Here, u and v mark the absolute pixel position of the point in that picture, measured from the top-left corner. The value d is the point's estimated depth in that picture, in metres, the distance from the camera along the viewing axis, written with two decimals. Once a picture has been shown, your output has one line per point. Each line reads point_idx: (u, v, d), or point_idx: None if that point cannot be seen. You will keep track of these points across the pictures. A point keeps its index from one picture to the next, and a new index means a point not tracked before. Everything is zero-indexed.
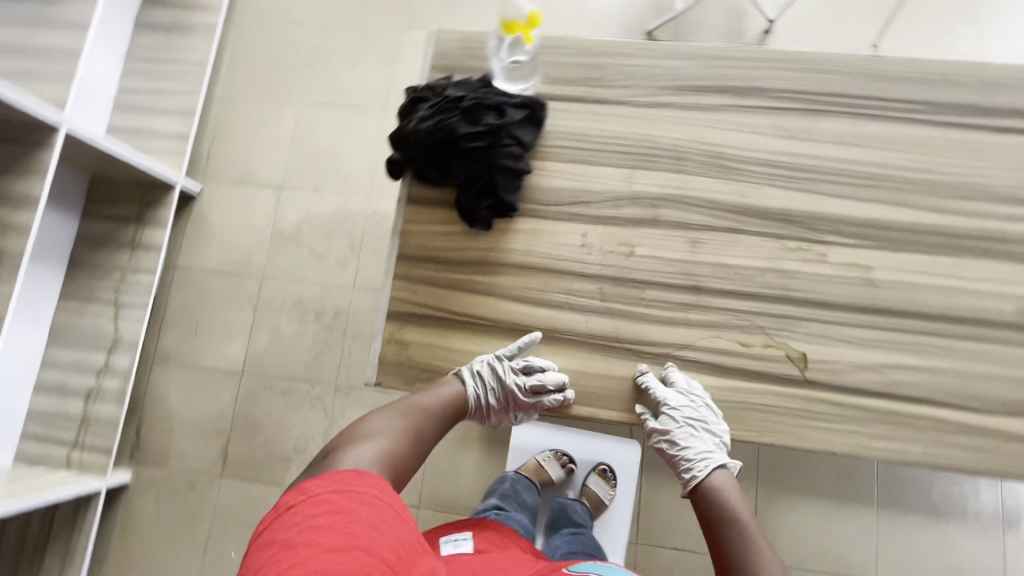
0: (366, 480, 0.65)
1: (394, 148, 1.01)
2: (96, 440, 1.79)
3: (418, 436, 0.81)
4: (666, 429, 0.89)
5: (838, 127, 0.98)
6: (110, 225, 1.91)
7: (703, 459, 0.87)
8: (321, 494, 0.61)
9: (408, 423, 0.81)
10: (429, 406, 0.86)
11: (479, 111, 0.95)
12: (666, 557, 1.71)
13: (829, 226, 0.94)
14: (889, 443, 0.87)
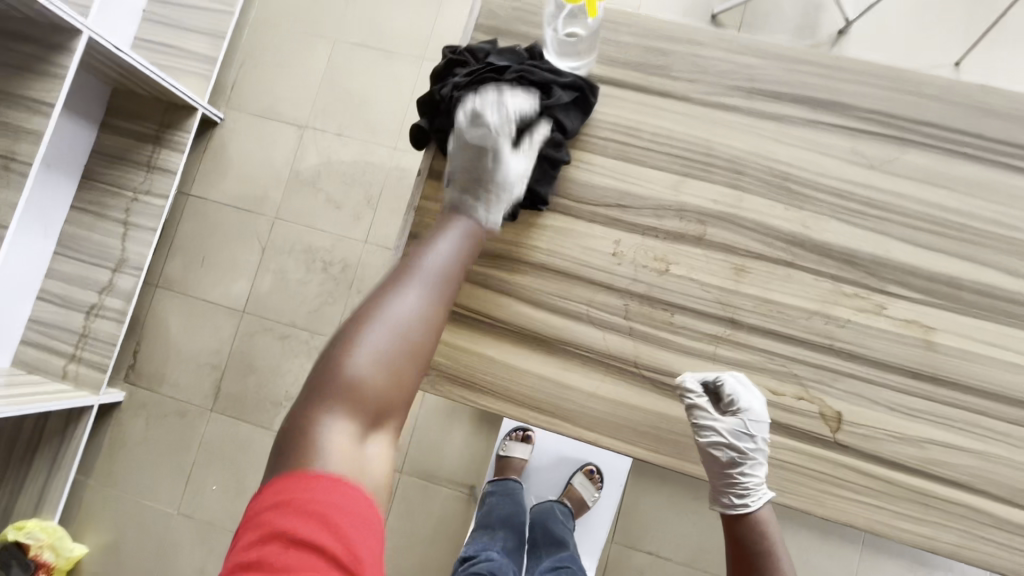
0: (314, 481, 0.55)
1: (422, 114, 0.91)
2: (93, 357, 1.76)
3: (413, 350, 0.65)
4: (740, 443, 0.79)
5: (927, 162, 0.85)
6: (126, 140, 1.83)
7: (760, 488, 0.78)
8: (267, 509, 0.54)
9: (395, 333, 0.64)
10: (422, 301, 0.67)
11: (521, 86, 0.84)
12: (639, 561, 1.67)
13: (894, 275, 0.83)
14: (916, 525, 0.79)
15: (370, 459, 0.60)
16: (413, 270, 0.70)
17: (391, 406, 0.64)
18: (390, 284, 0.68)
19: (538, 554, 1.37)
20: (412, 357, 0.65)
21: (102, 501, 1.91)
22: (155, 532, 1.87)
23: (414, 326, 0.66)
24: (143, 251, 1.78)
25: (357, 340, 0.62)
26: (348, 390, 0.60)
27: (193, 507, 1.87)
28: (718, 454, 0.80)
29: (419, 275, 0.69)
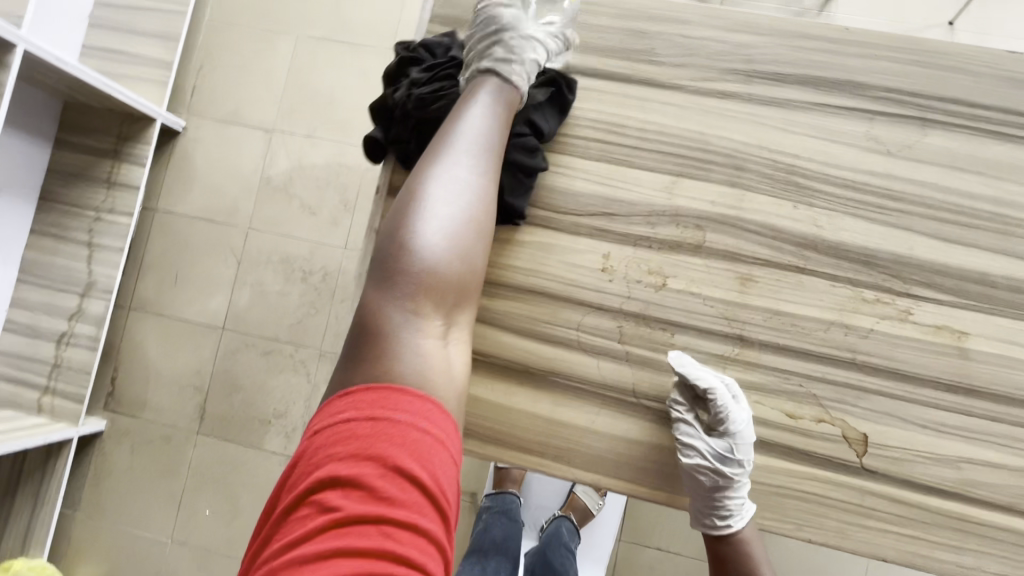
0: (402, 398, 0.50)
1: (376, 121, 0.80)
2: (68, 388, 1.65)
3: (478, 231, 0.62)
4: (724, 467, 0.71)
5: (950, 144, 0.75)
6: (81, 156, 1.69)
7: (742, 508, 0.72)
8: (347, 422, 0.48)
9: (457, 217, 0.60)
10: (481, 178, 0.63)
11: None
12: (650, 557, 1.61)
13: (921, 275, 0.74)
14: (958, 556, 0.70)
15: (446, 348, 0.58)
16: (459, 144, 0.63)
17: (460, 292, 0.61)
18: (442, 158, 0.62)
19: None
20: (477, 243, 0.62)
21: (91, 536, 1.82)
22: (148, 566, 1.78)
23: (476, 205, 0.62)
24: (111, 273, 1.66)
25: (420, 225, 0.59)
26: (419, 278, 0.57)
27: (185, 539, 1.78)
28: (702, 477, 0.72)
29: (476, 151, 0.64)
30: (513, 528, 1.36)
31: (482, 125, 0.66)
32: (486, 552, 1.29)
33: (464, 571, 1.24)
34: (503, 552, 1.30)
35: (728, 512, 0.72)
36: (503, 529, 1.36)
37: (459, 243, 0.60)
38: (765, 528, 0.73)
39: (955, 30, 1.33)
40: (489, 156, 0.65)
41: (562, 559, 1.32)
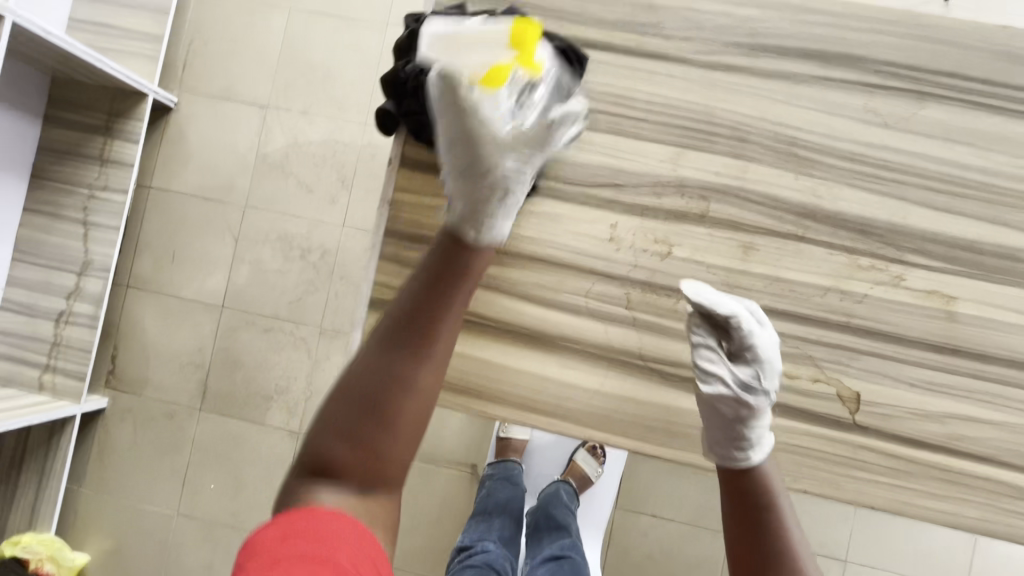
0: (324, 518, 0.58)
1: (387, 93, 0.80)
2: (69, 365, 1.67)
3: (399, 430, 0.60)
4: (749, 394, 0.65)
5: (944, 116, 0.78)
6: (72, 133, 1.67)
7: (762, 442, 0.66)
8: (288, 517, 0.58)
9: (377, 413, 0.59)
10: (408, 374, 0.59)
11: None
12: (643, 523, 1.68)
13: (912, 243, 0.78)
14: (941, 503, 0.76)
15: (369, 512, 0.62)
16: (388, 331, 0.60)
17: (384, 473, 0.62)
18: (369, 349, 0.60)
19: (538, 541, 1.33)
20: (403, 430, 0.60)
21: (98, 509, 1.85)
22: (155, 537, 1.83)
23: (397, 407, 0.59)
24: (108, 251, 1.66)
25: (342, 421, 0.59)
26: (334, 471, 0.60)
27: (190, 510, 1.82)
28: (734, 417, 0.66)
29: (402, 341, 0.59)
30: (516, 491, 1.41)
31: (414, 309, 0.60)
32: (490, 515, 1.34)
33: (471, 533, 1.28)
34: (507, 513, 1.35)
35: (749, 444, 0.65)
36: (506, 491, 1.40)
37: (377, 437, 0.59)
38: None
39: (949, 5, 1.34)
40: (416, 347, 0.60)
41: (565, 517, 1.37)
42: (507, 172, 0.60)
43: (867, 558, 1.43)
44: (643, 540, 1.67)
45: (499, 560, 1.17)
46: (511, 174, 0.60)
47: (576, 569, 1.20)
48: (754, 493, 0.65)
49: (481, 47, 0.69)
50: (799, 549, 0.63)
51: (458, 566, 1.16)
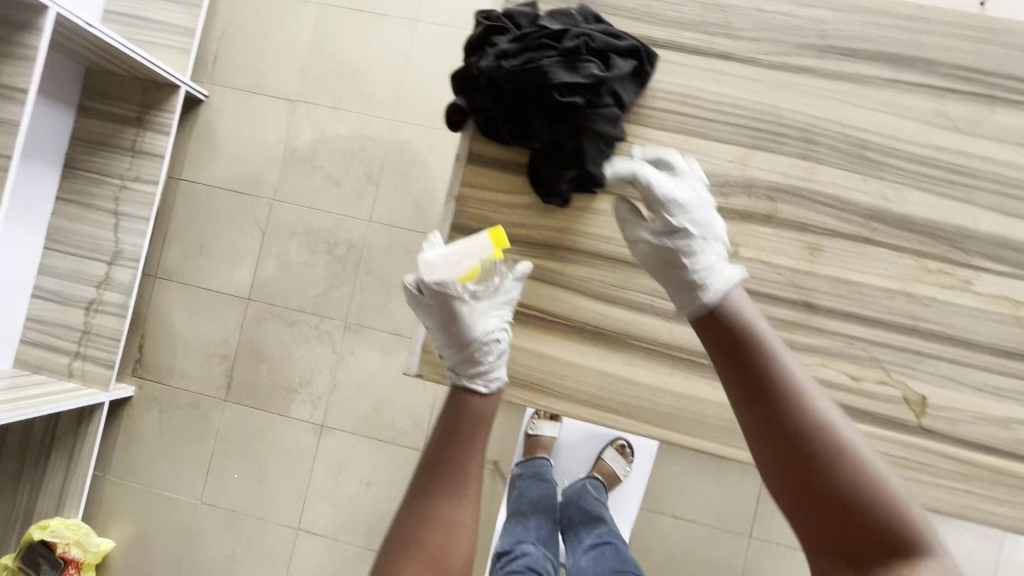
0: None
1: (457, 90, 0.82)
2: (98, 353, 1.69)
3: (441, 555, 0.66)
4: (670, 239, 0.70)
5: (1015, 121, 0.78)
6: (106, 124, 1.69)
7: (705, 270, 0.68)
8: None
9: (415, 545, 0.66)
10: (438, 502, 0.68)
11: (578, 54, 0.75)
12: (666, 524, 1.68)
13: (980, 247, 0.78)
14: (1001, 507, 0.76)
15: None
16: (423, 474, 0.71)
17: None
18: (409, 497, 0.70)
19: (576, 533, 1.34)
20: (443, 560, 0.66)
21: (124, 495, 1.88)
22: (180, 525, 1.85)
23: (437, 529, 0.67)
24: (138, 241, 1.68)
25: (385, 565, 0.66)
26: None
27: (215, 499, 1.84)
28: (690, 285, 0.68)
29: (431, 478, 0.70)
30: (548, 487, 1.41)
31: (436, 450, 0.72)
32: (524, 514, 1.32)
33: (508, 535, 1.27)
34: (541, 511, 1.34)
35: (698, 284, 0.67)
36: (539, 488, 1.40)
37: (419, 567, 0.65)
38: None
39: (991, 7, 1.34)
40: (442, 480, 0.70)
41: (597, 509, 1.38)
42: (492, 334, 0.75)
43: None
44: (664, 540, 1.68)
45: (540, 561, 1.17)
46: (496, 336, 0.76)
47: (620, 555, 1.22)
48: (745, 351, 0.60)
49: (458, 258, 0.78)
50: (815, 401, 0.57)
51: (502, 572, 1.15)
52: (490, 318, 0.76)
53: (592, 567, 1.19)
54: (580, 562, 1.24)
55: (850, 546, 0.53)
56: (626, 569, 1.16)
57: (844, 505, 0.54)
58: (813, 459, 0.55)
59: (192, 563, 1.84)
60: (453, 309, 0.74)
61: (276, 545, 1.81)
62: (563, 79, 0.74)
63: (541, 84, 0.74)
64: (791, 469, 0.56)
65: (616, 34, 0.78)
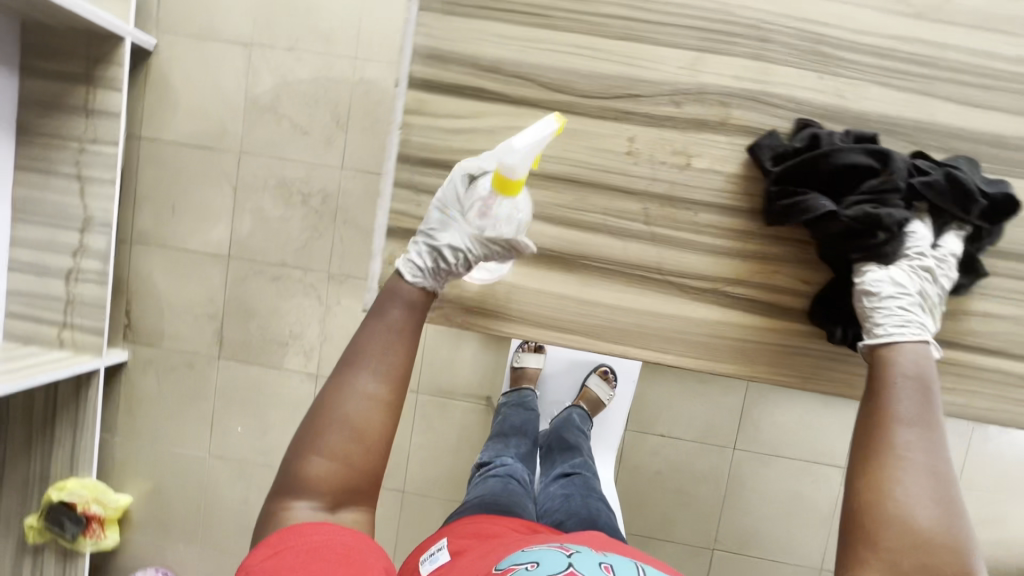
0: (302, 528, 0.62)
1: (778, 152, 0.75)
2: (85, 321, 1.69)
3: (359, 430, 0.68)
4: (886, 284, 0.72)
5: (979, 2, 0.74)
6: (51, 83, 1.58)
7: (895, 323, 0.71)
8: (280, 530, 0.63)
9: (329, 422, 0.67)
10: (354, 384, 0.69)
11: (896, 200, 0.71)
12: (655, 444, 1.74)
13: (938, 141, 0.76)
14: (953, 398, 0.79)
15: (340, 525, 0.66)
16: (347, 356, 0.71)
17: (359, 478, 0.68)
18: (336, 379, 0.70)
19: (552, 460, 1.38)
20: (358, 433, 0.67)
21: (133, 455, 1.94)
22: (192, 478, 1.93)
23: (360, 408, 0.68)
24: (107, 206, 1.63)
25: (306, 440, 0.67)
26: (307, 485, 0.66)
27: (222, 451, 1.91)
28: (886, 363, 0.70)
29: (351, 356, 0.71)
30: (529, 416, 1.46)
31: (361, 338, 0.71)
32: (507, 435, 1.37)
33: (489, 450, 1.32)
34: (522, 435, 1.39)
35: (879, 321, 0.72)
36: (521, 416, 1.45)
37: (339, 444, 0.66)
38: (776, 382, 0.82)
39: None
40: (360, 360, 0.70)
41: (576, 439, 1.43)
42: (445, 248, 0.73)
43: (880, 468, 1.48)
44: (655, 459, 1.75)
45: (517, 471, 1.22)
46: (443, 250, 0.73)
47: (587, 483, 1.24)
48: (883, 408, 0.67)
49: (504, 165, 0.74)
50: (922, 475, 0.62)
51: (480, 478, 1.20)
52: (451, 236, 0.74)
53: (560, 491, 1.21)
54: (550, 488, 1.25)
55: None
56: (593, 493, 1.19)
57: (912, 560, 0.59)
58: (896, 504, 0.61)
59: (208, 510, 1.94)
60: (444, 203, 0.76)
61: None
62: (883, 224, 0.71)
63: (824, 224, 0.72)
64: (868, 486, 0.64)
65: (939, 171, 0.72)
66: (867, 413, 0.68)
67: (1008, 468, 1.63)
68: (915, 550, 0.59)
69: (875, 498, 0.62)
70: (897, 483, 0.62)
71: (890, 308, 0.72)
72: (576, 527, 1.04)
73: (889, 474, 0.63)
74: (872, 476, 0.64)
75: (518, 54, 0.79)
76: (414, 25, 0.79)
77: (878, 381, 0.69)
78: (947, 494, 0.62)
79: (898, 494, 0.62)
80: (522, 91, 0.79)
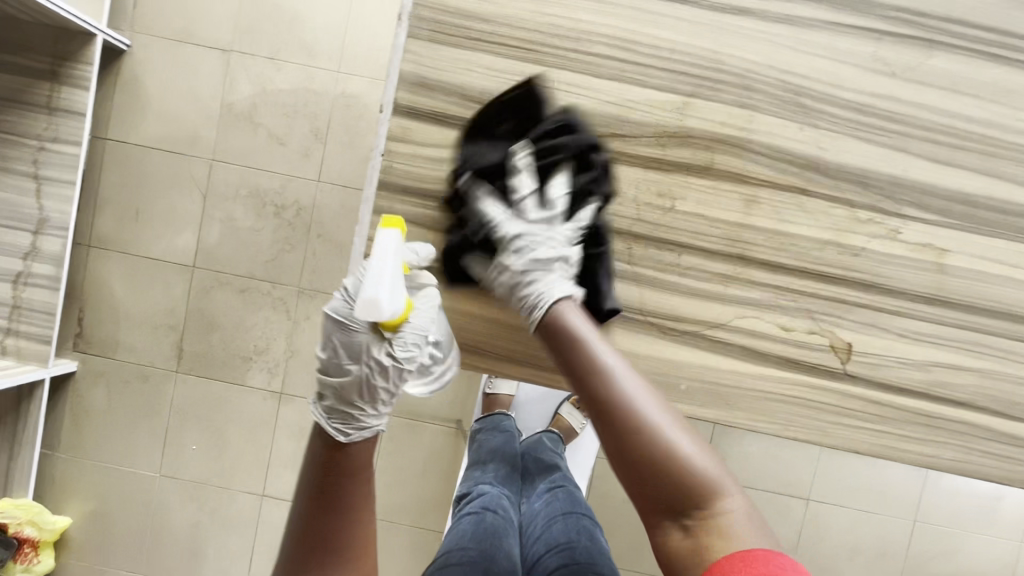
0: None
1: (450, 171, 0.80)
2: (32, 329, 1.57)
3: None
4: (521, 260, 0.73)
5: (951, 66, 0.77)
6: (10, 76, 1.49)
7: (541, 292, 0.70)
8: None
9: None
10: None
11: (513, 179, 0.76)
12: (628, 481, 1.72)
13: (912, 197, 0.78)
14: (922, 446, 0.81)
15: None
16: (293, 545, 0.62)
17: None
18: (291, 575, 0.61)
19: (531, 480, 1.34)
20: None
21: (76, 471, 1.80)
22: (139, 499, 1.80)
23: None
24: (64, 208, 1.53)
25: None
26: None
27: (173, 471, 1.80)
28: (565, 330, 0.66)
29: (300, 550, 0.61)
30: (507, 436, 1.42)
31: (308, 522, 0.61)
32: (483, 462, 1.32)
33: (466, 479, 1.27)
34: (500, 458, 1.34)
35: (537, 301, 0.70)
36: (500, 438, 1.41)
37: None
38: (756, 429, 0.81)
39: None
40: (308, 552, 0.61)
41: (553, 459, 1.39)
42: (370, 376, 0.62)
43: (831, 489, 1.64)
44: (622, 486, 1.72)
45: (495, 500, 1.15)
46: (369, 380, 0.62)
47: (572, 497, 1.22)
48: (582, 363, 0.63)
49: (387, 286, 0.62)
50: (648, 416, 0.60)
51: (456, 515, 1.14)
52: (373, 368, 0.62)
53: (545, 509, 1.18)
54: (534, 505, 1.23)
55: (684, 514, 0.59)
56: (577, 509, 1.16)
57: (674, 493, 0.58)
58: (642, 453, 0.59)
59: (156, 533, 1.81)
60: (329, 330, 0.63)
61: (241, 513, 1.79)
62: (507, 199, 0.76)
63: (486, 230, 0.75)
64: (616, 455, 0.61)
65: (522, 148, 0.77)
66: (580, 382, 0.63)
67: (962, 508, 1.67)
68: (681, 479, 0.58)
69: (625, 458, 0.60)
70: (632, 438, 0.59)
71: (528, 280, 0.72)
72: (555, 563, 0.99)
73: (630, 429, 0.59)
74: (613, 443, 0.60)
75: (507, 87, 0.78)
76: (401, 52, 0.78)
77: (568, 346, 0.65)
78: (670, 421, 0.61)
79: (635, 444, 0.59)
80: (511, 125, 0.78)
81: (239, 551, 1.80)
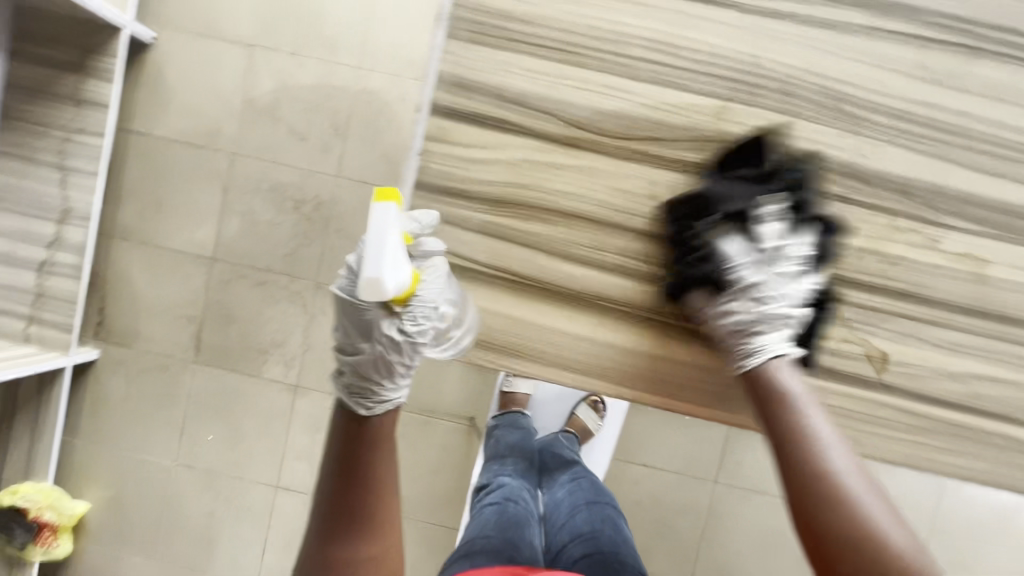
0: None
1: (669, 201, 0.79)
2: (56, 317, 1.60)
3: None
4: (744, 306, 0.73)
5: (993, 73, 0.76)
6: (39, 69, 1.51)
7: (759, 346, 0.72)
8: None
9: None
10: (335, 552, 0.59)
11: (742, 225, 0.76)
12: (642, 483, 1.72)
13: (951, 206, 0.78)
14: (955, 457, 0.81)
15: None
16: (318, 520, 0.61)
17: None
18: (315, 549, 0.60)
19: (549, 474, 1.34)
20: None
21: (95, 458, 1.83)
22: (157, 486, 1.83)
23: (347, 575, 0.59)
24: (89, 199, 1.55)
25: None
26: None
27: (192, 459, 1.82)
28: (771, 378, 0.69)
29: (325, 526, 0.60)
30: (523, 432, 1.42)
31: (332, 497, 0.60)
32: (501, 455, 1.33)
33: (486, 471, 1.28)
34: (518, 452, 1.34)
35: (751, 352, 0.72)
36: (517, 433, 1.41)
37: None
38: None
39: None
40: (331, 527, 0.60)
41: (571, 455, 1.39)
42: (383, 353, 0.63)
43: None
44: (634, 487, 1.71)
45: (517, 491, 1.16)
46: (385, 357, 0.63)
47: (595, 487, 1.23)
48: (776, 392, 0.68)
49: (390, 264, 0.57)
50: (842, 466, 0.61)
51: (478, 504, 1.15)
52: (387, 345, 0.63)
53: (568, 498, 1.19)
54: (556, 494, 1.24)
55: None
56: (600, 499, 1.17)
57: (863, 554, 0.56)
58: (831, 498, 0.59)
59: (173, 520, 1.84)
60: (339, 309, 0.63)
61: (257, 503, 1.81)
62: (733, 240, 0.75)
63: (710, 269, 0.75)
64: (800, 495, 0.61)
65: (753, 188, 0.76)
66: (771, 416, 0.67)
67: (980, 513, 1.65)
68: (868, 535, 0.57)
69: (810, 499, 0.60)
70: (825, 480, 0.60)
71: (750, 333, 0.73)
72: (580, 552, 1.00)
73: (820, 471, 0.60)
74: (798, 481, 0.61)
75: (544, 89, 0.78)
76: (439, 51, 0.78)
77: (763, 384, 0.69)
78: (871, 483, 0.60)
79: (829, 486, 0.59)
80: (547, 127, 0.79)
81: (255, 539, 1.82)
